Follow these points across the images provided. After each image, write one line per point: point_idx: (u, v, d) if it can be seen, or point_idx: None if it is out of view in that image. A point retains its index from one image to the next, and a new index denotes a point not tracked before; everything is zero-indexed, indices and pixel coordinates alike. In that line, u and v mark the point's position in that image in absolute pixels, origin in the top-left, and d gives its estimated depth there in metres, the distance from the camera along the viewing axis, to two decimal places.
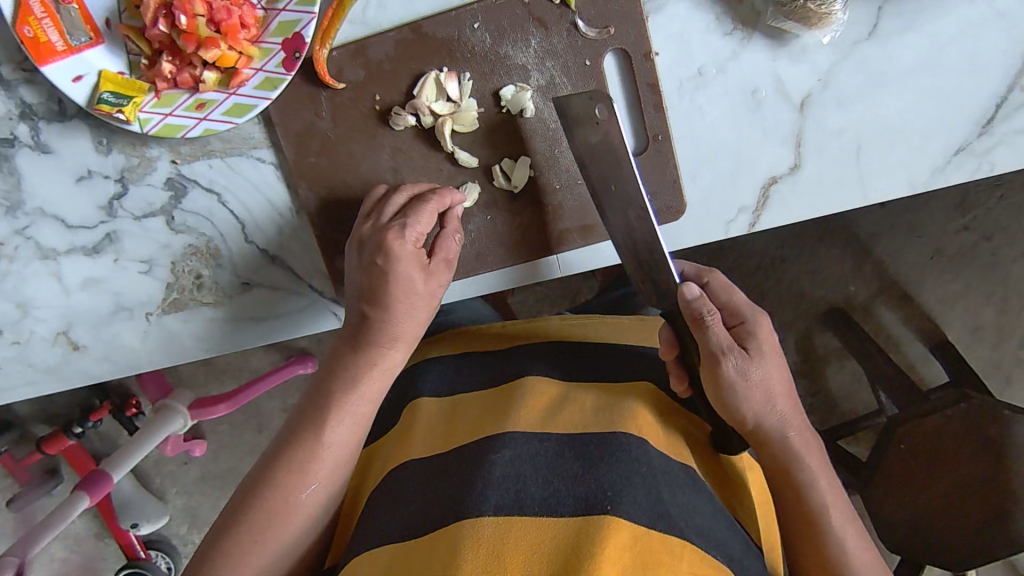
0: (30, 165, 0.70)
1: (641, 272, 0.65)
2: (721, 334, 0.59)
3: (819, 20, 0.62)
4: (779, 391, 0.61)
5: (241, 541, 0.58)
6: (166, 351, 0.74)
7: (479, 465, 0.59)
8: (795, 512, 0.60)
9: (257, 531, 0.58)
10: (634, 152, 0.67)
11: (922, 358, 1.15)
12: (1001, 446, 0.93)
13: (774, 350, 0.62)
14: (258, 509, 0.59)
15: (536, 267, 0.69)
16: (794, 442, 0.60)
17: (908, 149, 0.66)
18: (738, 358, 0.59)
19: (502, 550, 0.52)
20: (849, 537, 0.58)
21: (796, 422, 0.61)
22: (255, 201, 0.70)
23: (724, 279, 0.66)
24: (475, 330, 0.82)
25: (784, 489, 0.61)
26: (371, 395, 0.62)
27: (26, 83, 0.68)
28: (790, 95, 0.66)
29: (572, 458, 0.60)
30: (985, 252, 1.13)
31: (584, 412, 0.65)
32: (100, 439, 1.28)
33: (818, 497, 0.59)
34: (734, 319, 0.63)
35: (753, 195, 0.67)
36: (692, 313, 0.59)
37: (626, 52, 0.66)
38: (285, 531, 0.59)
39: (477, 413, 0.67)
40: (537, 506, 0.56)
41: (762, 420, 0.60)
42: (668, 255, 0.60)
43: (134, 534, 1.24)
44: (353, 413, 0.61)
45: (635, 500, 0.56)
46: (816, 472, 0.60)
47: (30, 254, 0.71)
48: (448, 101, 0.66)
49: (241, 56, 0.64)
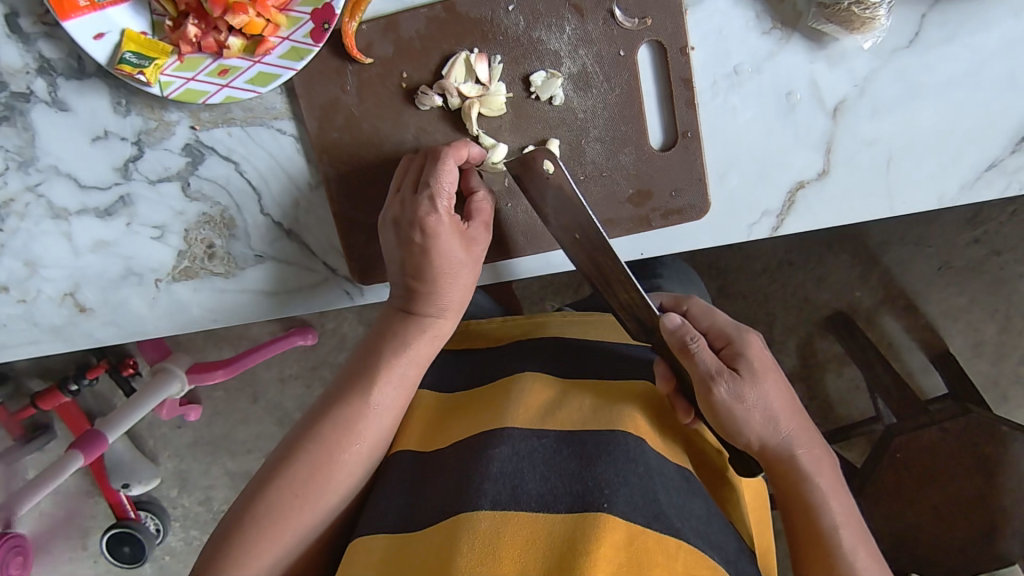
0: (46, 122, 0.68)
1: (627, 314, 0.64)
2: (707, 359, 0.60)
3: (862, 25, 0.61)
4: (780, 410, 0.60)
5: (283, 498, 0.57)
6: (176, 319, 0.73)
7: (477, 459, 0.59)
8: (803, 535, 0.59)
9: (298, 486, 0.58)
10: (662, 148, 0.66)
11: (922, 369, 1.14)
12: (995, 467, 0.93)
13: (768, 368, 0.61)
14: (301, 466, 0.58)
15: (497, 270, 0.71)
16: (802, 459, 0.60)
17: (940, 162, 0.65)
18: (728, 382, 0.59)
19: (496, 548, 0.52)
20: (862, 561, 0.56)
21: (805, 440, 0.61)
22: (273, 172, 0.69)
23: (704, 305, 0.67)
24: (478, 326, 0.80)
25: (794, 509, 0.60)
26: (421, 360, 0.63)
27: (46, 37, 0.67)
28: (824, 100, 0.65)
29: (570, 455, 0.59)
30: (994, 267, 1.10)
31: (582, 411, 0.63)
32: (95, 397, 1.27)
33: (829, 517, 0.58)
34: (720, 341, 0.63)
35: (780, 199, 0.66)
36: (677, 342, 0.61)
37: (662, 45, 0.64)
38: (327, 489, 0.59)
39: (474, 409, 0.66)
40: (534, 504, 0.55)
41: (766, 439, 0.60)
42: (643, 290, 0.62)
43: (123, 494, 1.24)
44: (401, 377, 0.62)
45: (631, 500, 0.55)
46: (826, 493, 0.59)
47: (42, 212, 0.70)
48: (477, 83, 0.64)
49: (269, 23, 0.63)
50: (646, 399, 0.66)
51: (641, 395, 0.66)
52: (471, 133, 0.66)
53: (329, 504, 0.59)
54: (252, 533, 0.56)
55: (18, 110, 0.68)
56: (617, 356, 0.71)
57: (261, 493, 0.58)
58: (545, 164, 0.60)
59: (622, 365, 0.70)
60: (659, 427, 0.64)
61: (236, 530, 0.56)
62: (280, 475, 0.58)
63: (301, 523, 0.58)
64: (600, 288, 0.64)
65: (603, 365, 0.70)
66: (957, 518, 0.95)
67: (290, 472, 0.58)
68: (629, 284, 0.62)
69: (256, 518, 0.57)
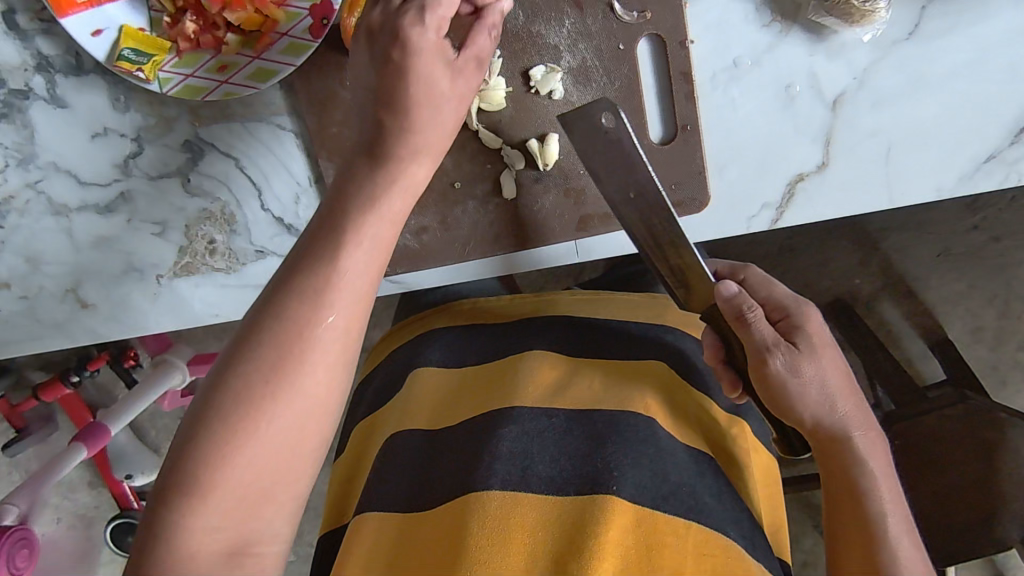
0: (45, 119, 0.68)
1: (676, 280, 0.62)
2: (764, 330, 0.58)
3: (862, 17, 0.61)
4: (839, 389, 0.60)
5: (252, 375, 0.46)
6: (179, 315, 0.73)
7: (488, 439, 0.59)
8: (844, 518, 0.57)
9: (269, 369, 0.46)
10: (662, 140, 0.66)
11: (922, 355, 1.14)
12: (995, 447, 0.93)
13: (825, 343, 0.61)
14: (249, 376, 0.46)
15: (524, 256, 0.69)
16: (856, 442, 0.59)
17: (942, 152, 0.65)
18: (785, 355, 0.58)
19: (510, 522, 0.53)
20: (905, 551, 0.54)
21: (862, 422, 0.60)
22: (274, 168, 0.69)
23: (761, 274, 0.66)
24: (483, 301, 0.77)
25: (838, 491, 0.58)
26: (396, 216, 0.53)
27: (43, 34, 0.67)
28: (823, 93, 0.65)
29: (582, 437, 0.60)
30: (994, 253, 1.10)
31: (591, 390, 0.64)
32: (97, 389, 1.27)
33: (876, 504, 0.57)
34: (777, 312, 0.63)
35: (778, 192, 0.67)
36: (733, 311, 0.59)
37: (661, 38, 0.65)
38: (280, 420, 0.46)
39: (484, 386, 0.66)
40: (544, 485, 0.56)
41: (820, 416, 0.59)
42: (701, 256, 0.60)
43: (127, 485, 1.23)
44: (387, 210, 0.52)
45: (639, 482, 0.57)
46: (878, 479, 0.58)
47: (42, 209, 0.70)
48: (477, 78, 0.65)
49: (267, 19, 0.63)
50: (655, 380, 0.66)
51: (646, 375, 0.66)
52: (470, 125, 0.66)
53: (261, 446, 0.45)
54: (226, 395, 0.45)
55: (17, 107, 0.68)
56: (625, 338, 0.70)
57: (241, 351, 0.47)
58: (602, 119, 0.58)
59: (626, 347, 0.70)
60: (670, 406, 0.65)
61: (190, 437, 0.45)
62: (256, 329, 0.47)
63: (256, 460, 0.45)
64: (645, 251, 0.62)
65: (612, 347, 0.70)
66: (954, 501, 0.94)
67: (268, 324, 0.47)
68: (680, 245, 0.60)
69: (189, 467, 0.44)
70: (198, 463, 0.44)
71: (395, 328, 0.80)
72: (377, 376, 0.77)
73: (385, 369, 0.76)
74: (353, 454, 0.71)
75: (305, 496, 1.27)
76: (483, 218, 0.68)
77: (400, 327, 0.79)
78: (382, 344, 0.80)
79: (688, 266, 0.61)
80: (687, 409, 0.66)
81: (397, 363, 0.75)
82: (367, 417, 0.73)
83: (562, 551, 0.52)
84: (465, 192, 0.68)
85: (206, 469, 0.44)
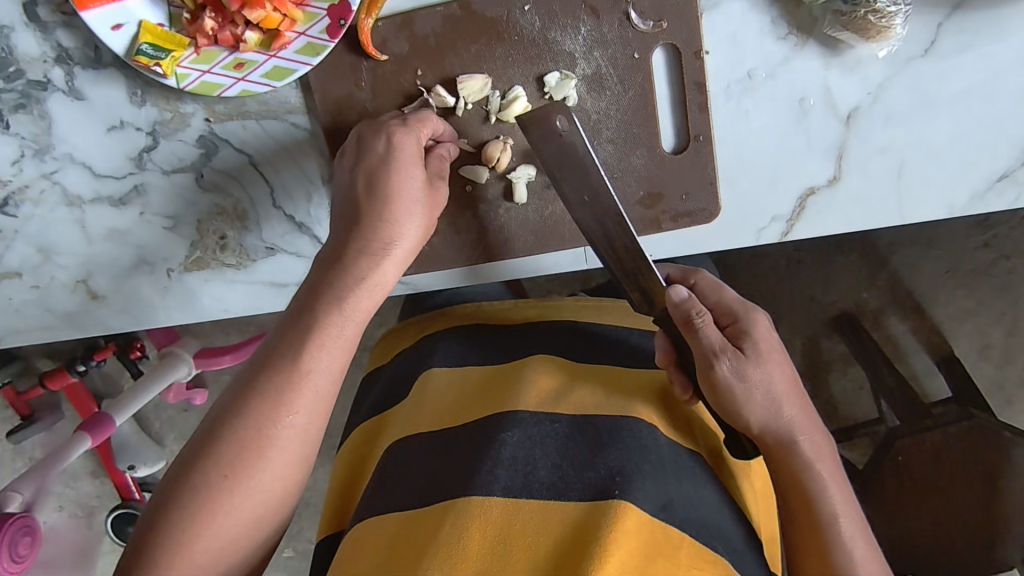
0: (62, 111, 0.69)
1: (629, 281, 0.63)
2: (711, 336, 0.59)
3: (877, 33, 0.61)
4: (783, 394, 0.59)
5: (209, 478, 0.52)
6: (187, 309, 0.74)
7: (490, 443, 0.59)
8: (800, 521, 0.58)
9: (226, 467, 0.53)
10: (674, 151, 0.67)
11: (927, 372, 1.14)
12: (997, 468, 0.92)
13: (773, 348, 0.60)
14: (236, 436, 0.53)
15: (494, 268, 0.70)
16: (802, 446, 0.58)
17: (954, 171, 0.65)
18: (731, 359, 0.58)
19: (509, 533, 0.52)
20: (859, 549, 0.55)
21: (806, 426, 0.59)
22: (285, 163, 0.70)
23: (712, 277, 0.65)
24: (485, 308, 0.78)
25: (790, 495, 0.58)
26: (355, 317, 0.58)
27: (64, 26, 0.67)
28: (837, 108, 0.65)
29: (581, 443, 0.60)
30: (1002, 271, 1.09)
31: (593, 397, 0.64)
32: (102, 380, 1.28)
33: (827, 505, 0.57)
34: (727, 318, 0.62)
35: (790, 205, 0.67)
36: (681, 315, 0.60)
37: (677, 48, 0.65)
38: (245, 489, 0.53)
39: (484, 392, 0.66)
40: (545, 491, 0.56)
41: (767, 423, 0.59)
42: (652, 262, 0.61)
43: (129, 475, 1.23)
44: (345, 313, 0.58)
45: (644, 488, 0.56)
46: (827, 480, 0.58)
47: (57, 200, 0.71)
48: (500, 96, 0.66)
49: (285, 18, 0.63)
50: (658, 391, 0.66)
51: (649, 385, 0.66)
52: (480, 182, 0.68)
53: (228, 543, 0.52)
54: (192, 484, 0.52)
55: (35, 98, 0.69)
56: (629, 350, 0.71)
57: (210, 445, 0.53)
58: (557, 121, 0.61)
59: (632, 358, 0.70)
60: (669, 418, 0.65)
61: (155, 523, 0.52)
62: (216, 446, 0.53)
63: (207, 560, 0.51)
64: (603, 255, 0.63)
65: (615, 357, 0.69)
66: (954, 526, 0.93)
67: (218, 450, 0.53)
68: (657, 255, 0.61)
69: (176, 515, 0.51)
70: (162, 550, 0.50)
71: (397, 330, 0.80)
72: (383, 375, 0.77)
73: (393, 368, 0.76)
74: (355, 455, 0.71)
75: (305, 493, 1.27)
76: (494, 222, 0.69)
77: (402, 329, 0.80)
78: (388, 343, 0.80)
79: (642, 270, 0.62)
80: (684, 420, 0.66)
81: (405, 363, 0.75)
82: (373, 416, 0.73)
83: (563, 560, 0.51)
84: (476, 195, 0.68)
85: (174, 537, 0.51)
